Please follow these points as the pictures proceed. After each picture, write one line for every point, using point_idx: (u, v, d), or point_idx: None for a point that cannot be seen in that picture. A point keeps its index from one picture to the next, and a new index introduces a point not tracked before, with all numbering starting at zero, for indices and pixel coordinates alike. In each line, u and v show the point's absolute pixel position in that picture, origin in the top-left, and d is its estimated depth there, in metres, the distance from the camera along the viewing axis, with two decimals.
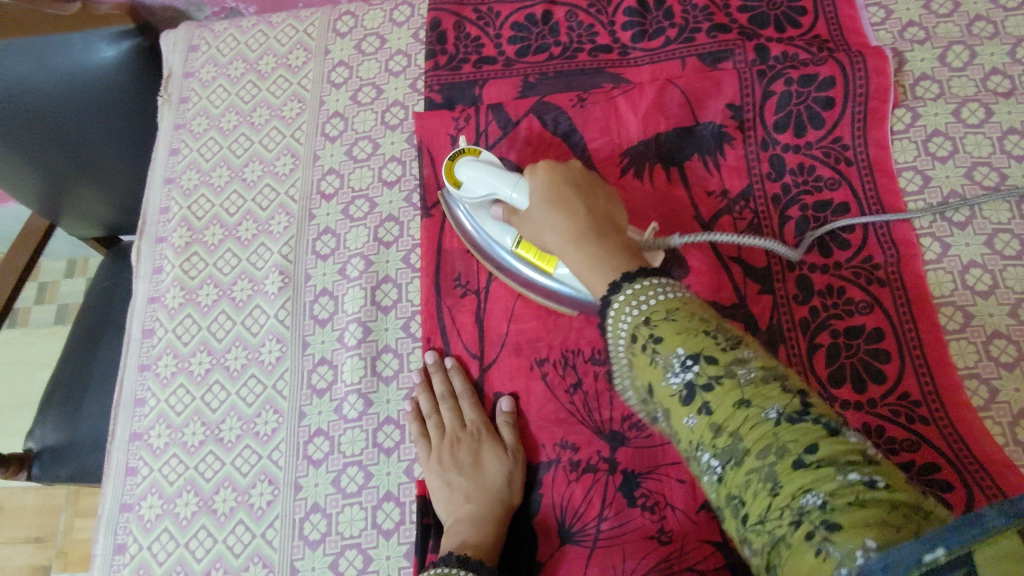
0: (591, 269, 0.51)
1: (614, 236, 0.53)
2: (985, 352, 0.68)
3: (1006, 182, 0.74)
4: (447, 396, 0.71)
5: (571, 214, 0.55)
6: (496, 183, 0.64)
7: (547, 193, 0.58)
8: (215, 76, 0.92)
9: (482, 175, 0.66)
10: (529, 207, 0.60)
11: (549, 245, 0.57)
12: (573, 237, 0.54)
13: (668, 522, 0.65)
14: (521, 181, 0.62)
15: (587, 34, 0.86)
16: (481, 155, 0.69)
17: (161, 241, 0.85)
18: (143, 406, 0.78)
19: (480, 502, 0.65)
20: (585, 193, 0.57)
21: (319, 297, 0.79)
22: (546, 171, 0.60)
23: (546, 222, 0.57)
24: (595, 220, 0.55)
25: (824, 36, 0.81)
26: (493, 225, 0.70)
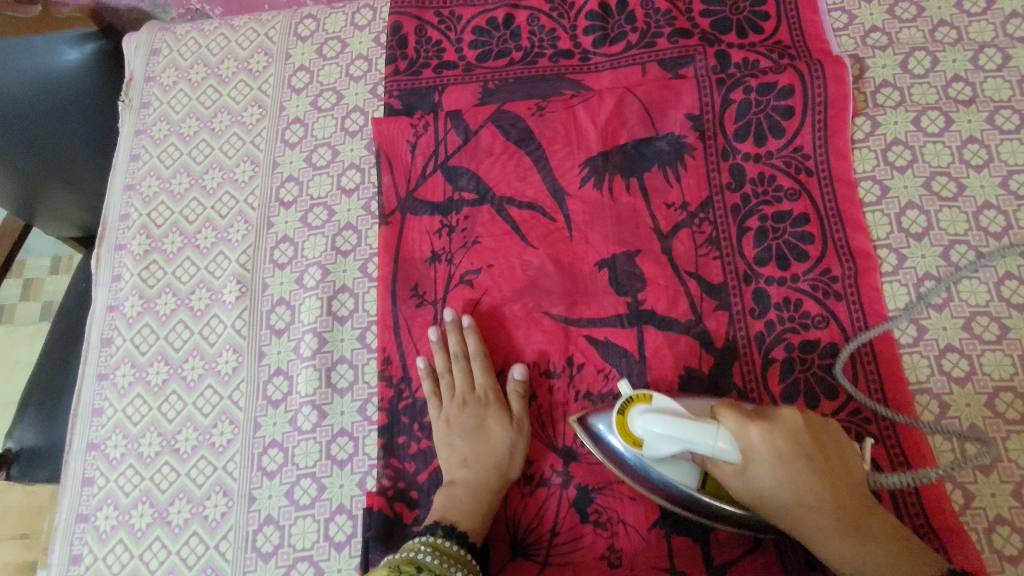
0: (877, 565, 0.53)
1: (869, 520, 0.54)
2: (937, 367, 0.67)
3: (964, 192, 0.73)
4: (459, 357, 0.72)
5: (818, 510, 0.54)
6: (688, 442, 0.54)
7: (783, 461, 0.54)
8: (176, 81, 0.91)
9: (666, 434, 0.54)
10: (755, 474, 0.54)
11: (791, 524, 0.55)
12: (844, 532, 0.54)
13: (619, 539, 0.65)
14: (721, 435, 0.53)
15: (548, 39, 0.85)
16: (654, 403, 0.57)
17: (120, 249, 0.85)
18: (100, 416, 0.78)
19: (475, 469, 0.66)
20: (813, 459, 0.55)
21: (276, 306, 0.79)
22: (767, 434, 0.54)
23: (803, 500, 0.54)
24: (845, 514, 0.54)
25: (786, 42, 0.81)
26: (674, 470, 0.59)
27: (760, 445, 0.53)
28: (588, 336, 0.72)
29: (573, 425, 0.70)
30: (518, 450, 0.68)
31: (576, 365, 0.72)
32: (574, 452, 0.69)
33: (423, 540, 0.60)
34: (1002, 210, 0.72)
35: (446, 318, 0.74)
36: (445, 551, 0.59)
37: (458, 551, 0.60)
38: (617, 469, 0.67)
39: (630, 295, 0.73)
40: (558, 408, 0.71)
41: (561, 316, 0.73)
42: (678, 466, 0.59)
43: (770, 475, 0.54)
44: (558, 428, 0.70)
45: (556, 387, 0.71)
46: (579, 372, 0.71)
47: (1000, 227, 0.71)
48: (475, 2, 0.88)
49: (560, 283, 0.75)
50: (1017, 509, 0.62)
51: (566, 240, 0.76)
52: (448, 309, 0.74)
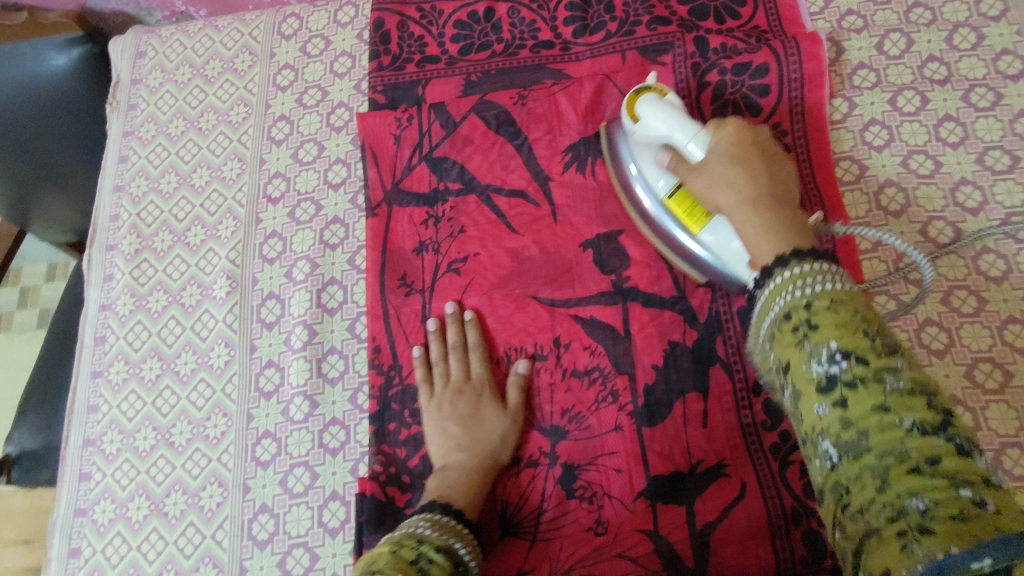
0: (759, 232, 0.55)
1: (793, 212, 0.56)
2: (916, 340, 0.68)
3: (940, 169, 0.74)
4: (458, 347, 0.73)
5: (752, 177, 0.58)
6: (676, 126, 0.62)
7: (730, 157, 0.59)
8: (162, 83, 0.93)
9: (663, 118, 0.63)
10: (705, 158, 0.61)
11: (720, 206, 0.59)
12: (752, 202, 0.57)
13: (604, 512, 0.66)
14: (702, 132, 0.61)
15: (529, 30, 0.86)
16: (665, 96, 0.65)
17: (111, 249, 0.86)
18: (95, 413, 0.79)
19: (471, 453, 0.68)
20: (755, 154, 0.60)
21: (267, 300, 0.80)
22: (732, 132, 0.60)
23: (726, 184, 0.58)
24: (772, 190, 0.58)
25: (763, 26, 0.82)
26: (651, 169, 0.68)
27: (717, 137, 0.61)
28: (574, 319, 0.73)
29: (559, 406, 0.71)
30: (511, 437, 0.69)
31: (562, 347, 0.72)
32: (561, 432, 0.70)
33: (420, 517, 0.60)
34: (978, 186, 0.73)
35: (448, 310, 0.75)
36: (442, 524, 0.59)
37: (454, 525, 0.60)
38: (600, 445, 0.68)
39: (613, 277, 0.74)
40: (544, 389, 0.71)
41: (546, 300, 0.74)
42: (659, 175, 0.67)
43: (707, 171, 0.60)
44: (545, 409, 0.71)
45: (542, 369, 0.72)
46: (565, 353, 0.72)
47: (976, 202, 0.72)
48: None
49: (544, 268, 0.76)
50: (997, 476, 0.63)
51: (550, 225, 0.77)
52: (450, 303, 0.75)
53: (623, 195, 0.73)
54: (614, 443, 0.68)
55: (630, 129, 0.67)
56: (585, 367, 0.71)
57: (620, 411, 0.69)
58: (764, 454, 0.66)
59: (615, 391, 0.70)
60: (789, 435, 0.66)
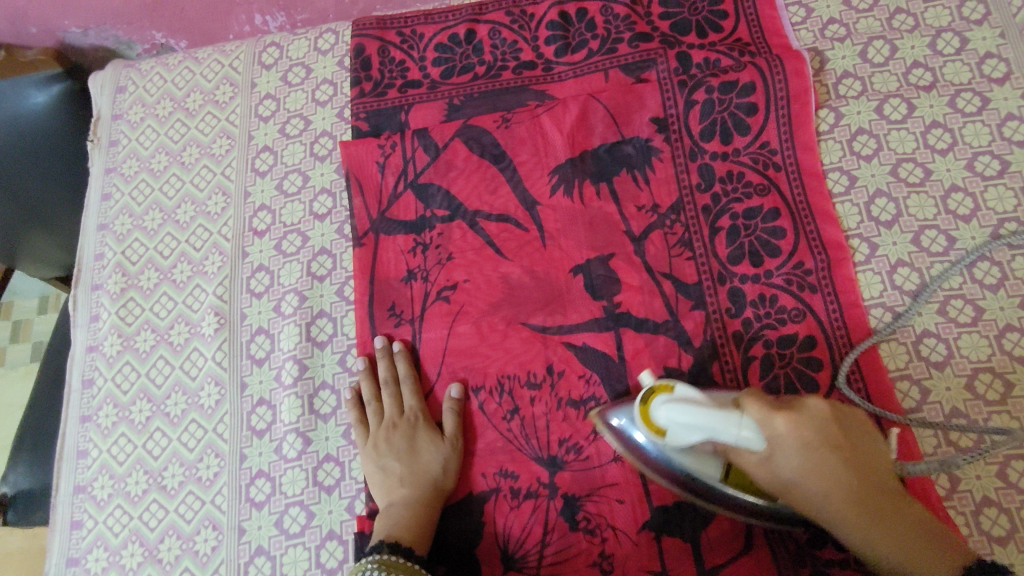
0: (906, 560, 0.53)
1: (867, 461, 0.55)
2: (915, 353, 0.68)
3: (931, 177, 0.73)
4: (389, 381, 0.73)
5: (850, 497, 0.53)
6: (714, 426, 0.51)
7: (808, 447, 0.52)
8: (144, 117, 0.92)
9: (690, 420, 0.52)
10: (769, 461, 0.53)
11: (818, 513, 0.54)
12: (832, 479, 0.53)
13: (608, 545, 0.65)
14: (748, 422, 0.51)
15: (511, 51, 0.86)
16: (677, 390, 0.55)
17: (97, 289, 0.84)
18: (85, 457, 0.78)
19: (413, 486, 0.67)
20: (846, 450, 0.54)
21: (256, 336, 0.79)
22: (794, 425, 0.52)
23: (829, 496, 0.53)
24: (868, 501, 0.53)
25: (745, 39, 0.81)
26: (695, 462, 0.56)
27: (784, 433, 0.52)
28: (567, 344, 0.72)
29: (556, 434, 0.69)
30: (451, 465, 0.69)
31: (557, 374, 0.71)
32: (559, 462, 0.68)
33: (369, 559, 0.60)
34: (970, 192, 0.72)
35: (377, 345, 0.75)
36: (392, 564, 0.59)
37: (403, 562, 0.60)
38: (602, 476, 0.67)
39: (605, 300, 0.73)
40: (540, 418, 0.70)
41: (539, 327, 0.73)
42: (700, 460, 0.56)
43: (806, 486, 0.53)
44: (542, 438, 0.69)
45: (537, 397, 0.71)
46: (559, 380, 0.71)
47: (968, 209, 0.71)
48: (436, 19, 0.89)
49: (535, 293, 0.75)
50: (1002, 490, 0.62)
51: (540, 249, 0.76)
52: (378, 337, 0.75)
53: (636, 461, 0.63)
54: (614, 473, 0.67)
55: (656, 439, 0.57)
56: (581, 393, 0.70)
57: None
58: None
59: None
60: None
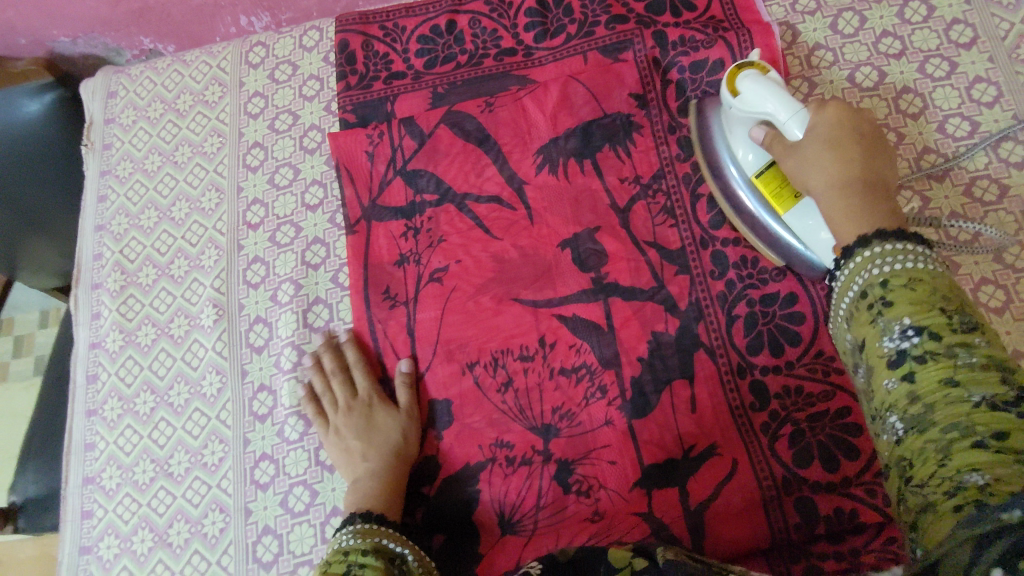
0: (844, 216, 0.57)
1: (884, 196, 0.57)
2: None
3: (904, 140, 0.75)
4: (337, 368, 0.75)
5: (848, 167, 0.58)
6: (775, 105, 0.61)
7: (827, 138, 0.59)
8: (136, 120, 0.94)
9: (762, 91, 0.62)
10: (801, 140, 0.60)
11: (806, 189, 0.61)
12: (845, 178, 0.58)
13: (602, 504, 0.67)
14: (803, 109, 0.60)
15: (491, 39, 0.88)
16: (769, 73, 0.64)
17: (97, 288, 0.86)
18: (93, 450, 0.79)
19: (376, 458, 0.70)
20: (867, 146, 0.60)
21: (254, 324, 0.80)
22: (836, 113, 0.60)
23: (819, 166, 0.59)
24: (866, 182, 0.58)
25: (719, 16, 0.83)
26: (742, 141, 0.68)
27: (818, 116, 0.60)
28: (557, 317, 0.74)
29: (550, 403, 0.71)
30: (411, 434, 0.72)
31: (548, 346, 0.73)
32: (554, 429, 0.70)
33: (344, 530, 0.63)
34: (942, 153, 0.74)
35: (333, 332, 0.78)
36: (369, 531, 0.62)
37: (378, 527, 0.63)
38: (595, 439, 0.69)
39: (592, 272, 0.75)
40: (534, 389, 0.72)
41: (529, 302, 0.75)
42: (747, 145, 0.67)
43: (800, 152, 0.61)
44: (536, 408, 0.71)
45: (530, 368, 0.73)
46: (551, 352, 0.73)
47: (941, 169, 0.74)
48: (417, 11, 0.91)
49: (525, 270, 0.77)
50: None
51: (527, 227, 0.78)
52: (334, 325, 0.78)
53: (702, 163, 0.74)
54: (607, 436, 0.69)
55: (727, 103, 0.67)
56: (572, 362, 0.72)
57: (610, 404, 0.70)
58: (756, 436, 0.67)
59: (603, 385, 0.71)
60: (778, 415, 0.67)
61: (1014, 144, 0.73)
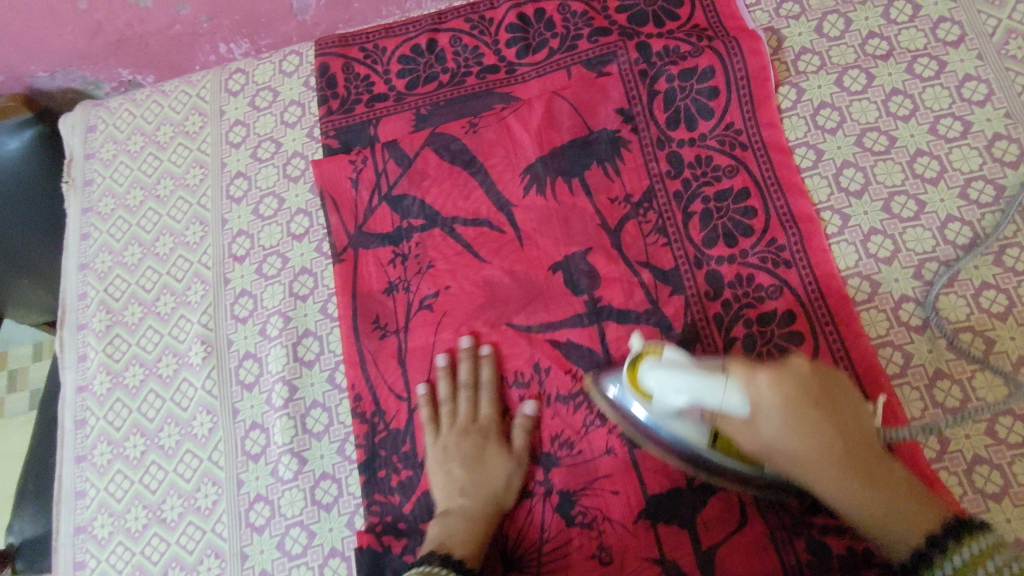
0: (882, 524, 0.53)
1: (870, 451, 0.55)
2: (896, 319, 0.68)
3: (896, 143, 0.74)
4: (470, 385, 0.72)
5: (827, 444, 0.54)
6: (698, 390, 0.53)
7: (786, 405, 0.53)
8: (116, 154, 0.92)
9: (678, 383, 0.54)
10: (751, 417, 0.54)
11: (790, 462, 0.55)
12: (837, 459, 0.54)
13: (606, 536, 0.65)
14: (732, 388, 0.52)
15: (473, 57, 0.86)
16: (667, 357, 0.56)
17: (82, 328, 0.85)
18: (84, 497, 0.78)
19: (473, 497, 0.66)
20: (823, 408, 0.54)
21: (244, 361, 0.79)
22: (774, 381, 0.53)
23: (797, 450, 0.54)
24: (855, 460, 0.54)
25: (703, 24, 0.82)
26: (680, 425, 0.58)
27: (754, 388, 0.52)
28: (551, 341, 0.73)
29: (548, 432, 0.70)
30: (515, 481, 0.68)
31: (544, 372, 0.72)
32: (553, 459, 0.69)
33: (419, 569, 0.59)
34: (935, 155, 0.73)
35: (440, 361, 0.74)
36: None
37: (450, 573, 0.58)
38: (596, 468, 0.67)
39: (585, 294, 0.73)
40: (531, 417, 0.70)
41: (522, 326, 0.74)
42: (688, 425, 0.58)
43: (781, 447, 0.54)
44: (534, 437, 0.70)
45: (527, 396, 0.71)
46: (547, 379, 0.72)
47: (935, 171, 0.72)
48: (397, 31, 0.89)
49: (516, 294, 0.75)
50: (992, 447, 0.63)
51: (517, 249, 0.76)
52: (465, 336, 0.74)
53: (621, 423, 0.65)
54: (608, 464, 0.67)
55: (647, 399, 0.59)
56: (568, 387, 0.71)
57: (609, 428, 0.68)
58: None
59: (601, 409, 0.69)
60: None
61: (1008, 143, 0.71)
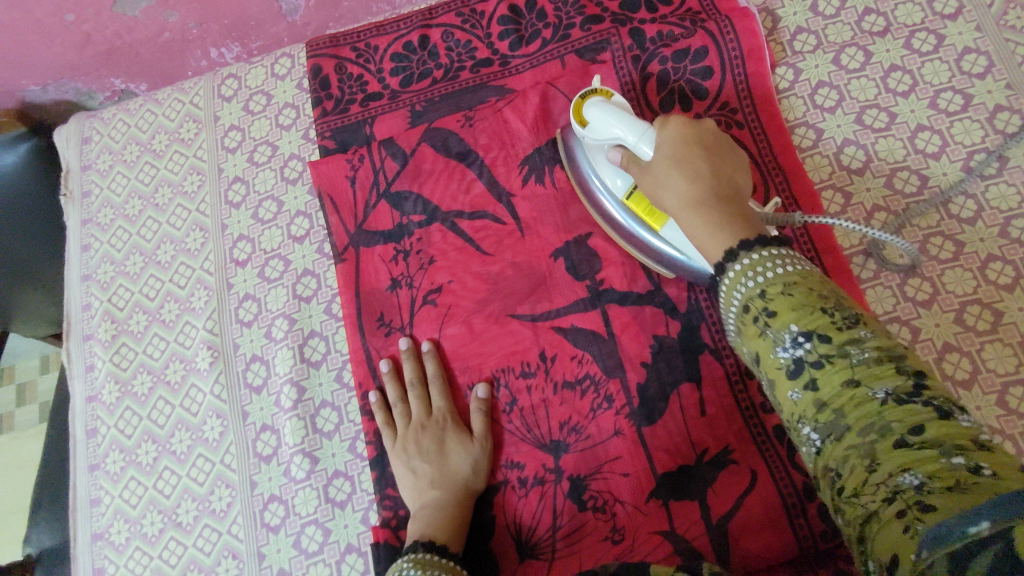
0: (710, 233, 0.52)
1: (736, 200, 0.54)
2: (901, 295, 0.68)
3: (896, 119, 0.74)
4: (417, 382, 0.73)
5: (695, 177, 0.55)
6: (620, 129, 0.60)
7: (670, 154, 0.57)
8: (112, 165, 0.93)
9: (607, 117, 0.61)
10: (648, 158, 0.58)
11: (665, 202, 0.57)
12: (697, 203, 0.54)
13: (619, 519, 0.65)
14: (648, 130, 0.59)
15: (466, 51, 0.86)
16: (614, 99, 0.64)
17: (88, 339, 0.85)
18: (99, 506, 0.78)
19: (443, 487, 0.67)
20: (710, 152, 0.57)
21: (251, 364, 0.79)
22: (676, 125, 0.58)
23: (668, 182, 0.56)
24: (717, 187, 0.55)
25: (696, 8, 0.81)
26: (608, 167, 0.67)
27: (661, 134, 0.58)
28: (556, 329, 0.73)
29: (557, 419, 0.70)
30: (481, 465, 0.69)
31: (550, 360, 0.72)
32: (564, 446, 0.69)
33: (406, 558, 0.61)
34: (936, 129, 0.73)
35: (403, 346, 0.75)
36: (429, 562, 0.60)
37: (442, 560, 0.61)
38: (605, 452, 0.68)
39: (588, 280, 0.74)
40: (539, 407, 0.71)
41: (527, 317, 0.74)
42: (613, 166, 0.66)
43: (657, 171, 0.57)
44: (543, 426, 0.70)
45: (534, 385, 0.72)
46: (553, 366, 0.72)
47: (937, 146, 0.72)
48: (388, 29, 0.89)
49: (519, 285, 0.75)
50: (1004, 417, 0.63)
51: (519, 240, 0.76)
52: (404, 338, 0.75)
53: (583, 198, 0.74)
54: (617, 448, 0.67)
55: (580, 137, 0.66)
56: (575, 374, 0.71)
57: (617, 414, 0.69)
58: (769, 439, 0.65)
59: (609, 395, 0.69)
60: None
61: (1009, 114, 0.71)
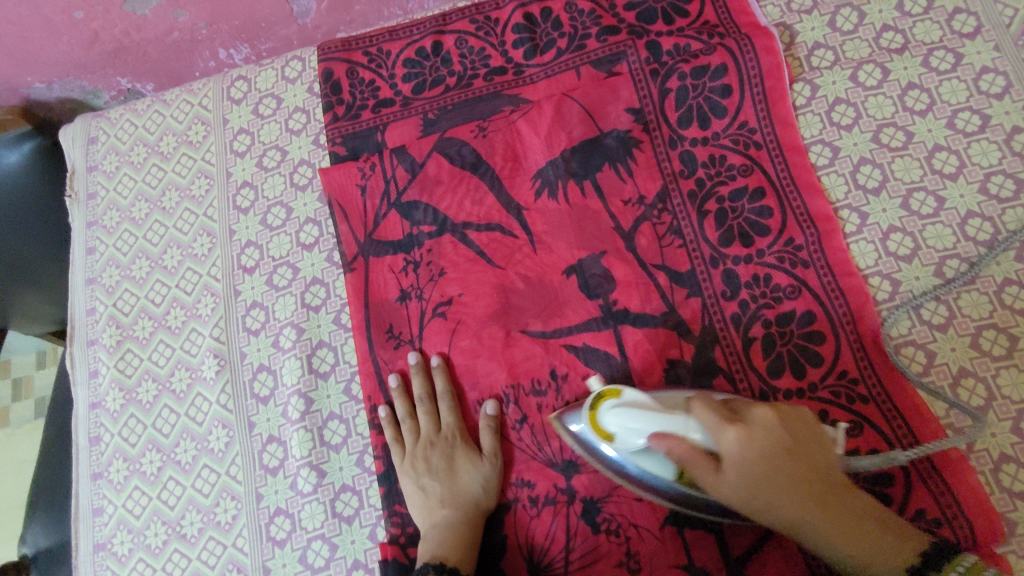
0: (861, 557, 0.52)
1: (855, 500, 0.53)
2: (917, 318, 0.67)
3: (913, 139, 0.73)
4: (425, 399, 0.73)
5: (807, 484, 0.53)
6: (675, 433, 0.54)
7: (763, 463, 0.53)
8: (119, 166, 0.91)
9: (642, 429, 0.56)
10: (740, 498, 0.54)
11: (763, 508, 0.54)
12: (825, 506, 0.53)
13: (631, 542, 0.65)
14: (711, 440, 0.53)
15: (479, 59, 0.85)
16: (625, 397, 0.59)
17: (92, 344, 0.84)
18: (102, 515, 0.77)
19: (453, 506, 0.67)
20: (797, 460, 0.54)
21: (258, 374, 0.78)
22: (746, 443, 0.53)
23: (777, 498, 0.53)
24: (827, 493, 0.53)
25: (713, 21, 0.80)
26: (637, 460, 0.59)
27: (734, 450, 0.53)
28: (568, 346, 0.72)
29: None
30: (492, 484, 0.68)
31: (561, 378, 0.71)
32: (575, 465, 0.68)
33: None
34: (953, 150, 0.72)
35: (411, 361, 0.74)
36: None
37: None
38: None
39: (600, 297, 0.73)
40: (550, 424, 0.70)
41: (539, 332, 0.73)
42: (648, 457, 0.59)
43: (741, 490, 0.53)
44: (554, 444, 0.69)
45: (545, 403, 0.71)
46: (564, 384, 0.71)
47: (954, 166, 0.71)
48: (401, 34, 0.88)
49: (531, 300, 0.74)
50: (1019, 445, 0.62)
51: (531, 255, 0.75)
52: (412, 352, 0.74)
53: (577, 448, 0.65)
54: None
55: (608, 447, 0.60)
56: (586, 391, 0.70)
57: None
58: None
59: None
60: None
61: None
